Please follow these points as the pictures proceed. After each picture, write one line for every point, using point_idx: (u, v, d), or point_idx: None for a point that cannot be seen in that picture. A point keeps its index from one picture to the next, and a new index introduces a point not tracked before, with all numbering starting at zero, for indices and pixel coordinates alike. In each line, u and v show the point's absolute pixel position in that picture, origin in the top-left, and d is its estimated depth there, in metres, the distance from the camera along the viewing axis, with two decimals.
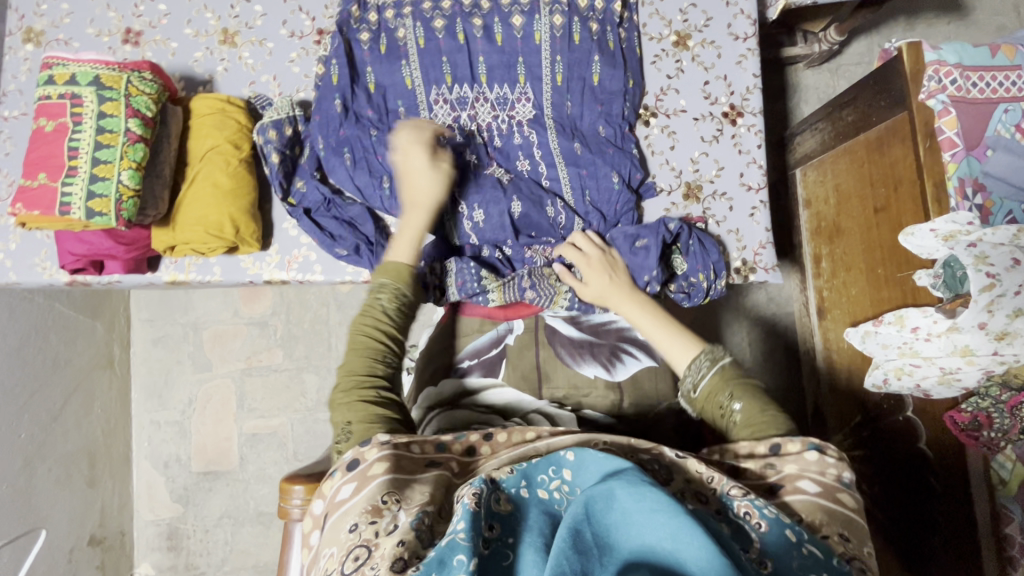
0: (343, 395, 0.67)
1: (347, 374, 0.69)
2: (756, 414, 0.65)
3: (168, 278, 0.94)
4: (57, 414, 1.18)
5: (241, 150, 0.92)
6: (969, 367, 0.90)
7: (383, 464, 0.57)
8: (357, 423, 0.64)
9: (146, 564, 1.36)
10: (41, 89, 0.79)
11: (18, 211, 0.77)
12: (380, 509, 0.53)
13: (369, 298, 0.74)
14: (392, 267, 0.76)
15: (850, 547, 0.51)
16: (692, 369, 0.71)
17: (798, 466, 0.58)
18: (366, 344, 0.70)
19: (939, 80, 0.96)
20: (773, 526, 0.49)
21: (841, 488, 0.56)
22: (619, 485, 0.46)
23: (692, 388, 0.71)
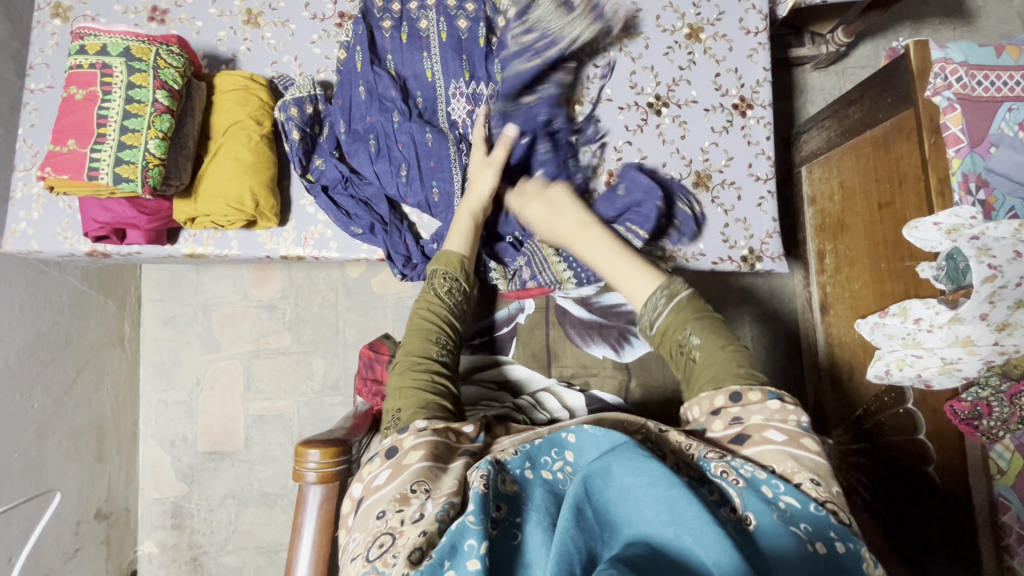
0: (397, 378, 0.70)
1: (403, 356, 0.73)
2: (715, 351, 0.64)
3: (186, 252, 0.97)
4: (68, 387, 1.21)
5: (263, 125, 0.95)
6: (969, 357, 0.92)
7: (418, 452, 0.58)
8: (406, 409, 0.65)
9: (150, 542, 1.37)
10: (73, 58, 0.83)
11: (47, 174, 0.81)
12: (408, 497, 0.54)
13: (427, 283, 0.80)
14: (450, 258, 0.82)
15: (823, 492, 0.50)
16: (652, 302, 0.69)
17: (763, 416, 0.58)
18: (424, 326, 0.75)
19: (945, 77, 0.98)
20: (750, 482, 0.51)
21: (803, 433, 0.56)
22: (615, 461, 0.47)
23: (651, 324, 0.69)
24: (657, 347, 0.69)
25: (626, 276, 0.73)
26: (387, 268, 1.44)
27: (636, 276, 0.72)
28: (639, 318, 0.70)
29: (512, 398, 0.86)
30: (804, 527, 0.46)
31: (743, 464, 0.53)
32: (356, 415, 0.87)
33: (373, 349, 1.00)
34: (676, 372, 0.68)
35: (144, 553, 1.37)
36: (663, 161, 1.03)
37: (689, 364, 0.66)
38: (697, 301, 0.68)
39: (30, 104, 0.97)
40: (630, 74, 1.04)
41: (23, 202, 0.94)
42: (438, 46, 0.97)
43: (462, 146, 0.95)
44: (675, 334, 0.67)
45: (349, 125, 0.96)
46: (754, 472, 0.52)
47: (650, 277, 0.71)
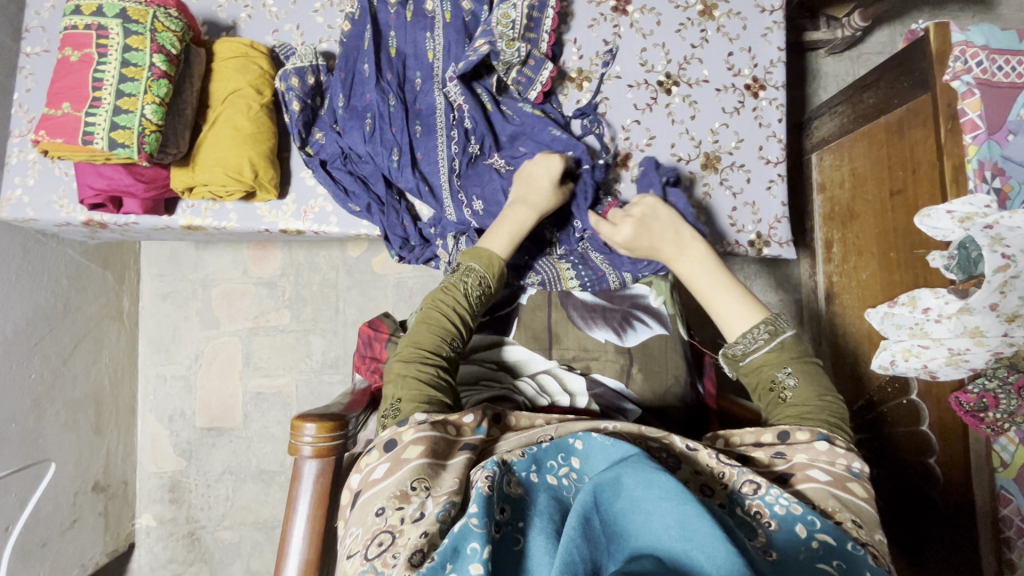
0: (401, 365, 0.70)
1: (411, 345, 0.72)
2: (807, 392, 0.68)
3: (184, 223, 0.96)
4: (66, 358, 1.20)
5: (263, 95, 0.93)
6: (978, 348, 0.90)
7: (418, 447, 0.57)
8: (406, 401, 0.65)
9: (148, 515, 1.38)
10: (67, 19, 0.81)
11: (42, 138, 0.79)
12: (408, 495, 0.53)
13: (458, 279, 0.77)
14: (490, 260, 0.79)
15: (863, 534, 0.52)
16: (749, 336, 0.73)
17: (808, 455, 0.61)
18: (441, 322, 0.74)
19: (964, 61, 0.95)
20: (784, 524, 0.50)
21: (850, 478, 0.58)
22: (626, 472, 0.46)
23: (743, 354, 0.73)
24: (744, 378, 0.74)
25: (728, 309, 0.76)
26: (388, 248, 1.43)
27: (737, 309, 0.76)
28: (729, 347, 0.74)
29: (513, 379, 0.85)
30: (838, 564, 0.46)
31: (777, 498, 0.52)
32: (354, 392, 0.87)
33: (372, 327, 0.99)
34: (759, 403, 0.72)
35: (141, 526, 1.37)
36: (671, 142, 1.00)
37: (775, 396, 0.70)
38: (798, 345, 0.72)
39: (26, 68, 0.95)
40: (641, 50, 1.02)
41: (19, 169, 0.92)
42: (443, 21, 0.95)
43: (455, 130, 0.92)
44: (768, 369, 0.71)
45: (352, 97, 0.94)
46: (788, 509, 0.51)
47: (753, 315, 0.75)
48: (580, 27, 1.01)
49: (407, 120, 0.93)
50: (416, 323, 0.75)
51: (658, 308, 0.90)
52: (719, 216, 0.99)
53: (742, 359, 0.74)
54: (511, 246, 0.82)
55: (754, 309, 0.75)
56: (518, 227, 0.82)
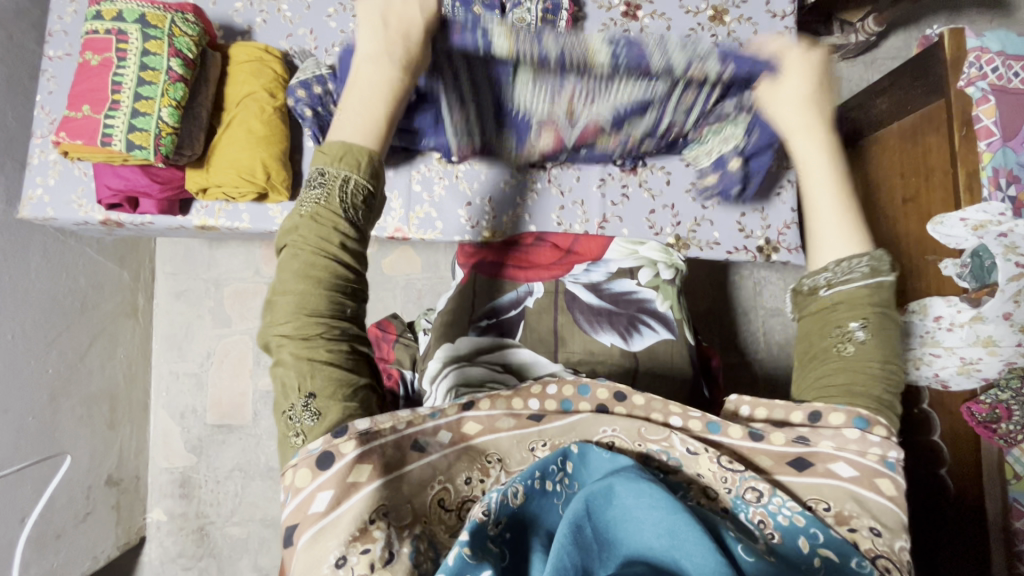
0: (294, 342, 0.52)
1: (301, 313, 0.52)
2: (871, 355, 0.58)
3: (198, 223, 0.97)
4: (82, 354, 1.23)
5: (277, 98, 0.94)
6: (991, 358, 0.90)
7: (367, 469, 0.47)
8: (325, 391, 0.51)
9: (159, 510, 1.40)
10: (88, 24, 0.83)
11: (62, 139, 0.82)
12: (368, 531, 0.44)
13: (327, 197, 0.55)
14: (360, 157, 0.57)
15: (879, 544, 0.47)
16: (845, 264, 0.64)
17: (834, 443, 0.53)
18: (329, 272, 0.54)
19: (980, 67, 0.94)
20: (787, 538, 0.47)
21: (880, 473, 0.51)
22: (618, 481, 0.45)
23: (827, 285, 0.64)
24: (811, 313, 0.65)
25: (831, 232, 0.67)
26: (398, 249, 1.44)
27: (839, 236, 0.66)
28: (811, 275, 0.66)
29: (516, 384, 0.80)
30: None
31: (780, 508, 0.48)
32: None
33: (381, 328, 1.03)
34: (812, 348, 0.63)
35: (152, 520, 1.40)
36: None
37: (835, 344, 0.61)
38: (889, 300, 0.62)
39: (49, 71, 0.97)
40: None
41: (40, 169, 0.95)
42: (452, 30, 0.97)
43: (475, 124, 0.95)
44: (844, 310, 0.61)
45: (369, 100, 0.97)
46: (791, 520, 0.48)
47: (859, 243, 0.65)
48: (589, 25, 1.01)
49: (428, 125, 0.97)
50: (288, 279, 0.53)
51: (664, 313, 0.89)
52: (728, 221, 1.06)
53: (824, 289, 0.64)
54: (377, 134, 0.59)
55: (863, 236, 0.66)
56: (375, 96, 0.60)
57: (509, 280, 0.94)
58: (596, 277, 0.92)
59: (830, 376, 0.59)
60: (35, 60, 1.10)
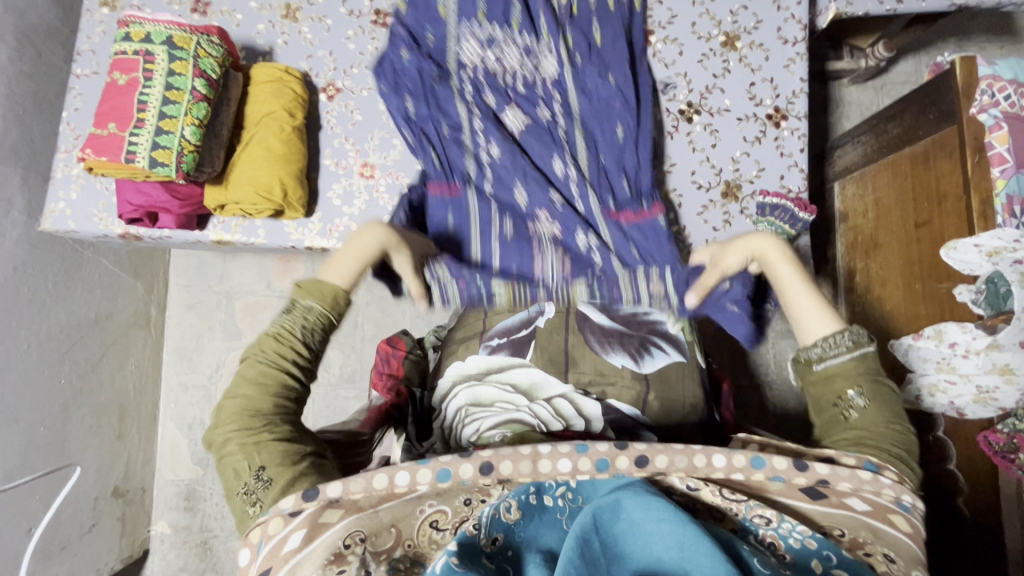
0: (242, 434, 0.59)
1: (252, 409, 0.61)
2: (875, 418, 0.63)
3: (215, 238, 0.98)
4: (94, 364, 1.24)
5: (296, 118, 0.96)
6: (1007, 388, 0.88)
7: (338, 511, 0.52)
8: (272, 472, 0.57)
9: (163, 523, 1.39)
10: (118, 45, 0.86)
11: (88, 156, 0.84)
12: (343, 555, 0.49)
13: (290, 322, 0.66)
14: (330, 292, 0.69)
15: (895, 568, 0.48)
16: (833, 339, 0.67)
17: (852, 484, 0.54)
18: (279, 378, 0.63)
19: (992, 94, 0.94)
20: (799, 558, 0.48)
21: (894, 509, 0.53)
22: (625, 495, 0.46)
23: (819, 359, 0.68)
24: (809, 388, 0.68)
25: (806, 313, 0.71)
26: None
27: (815, 316, 0.71)
28: (806, 349, 0.69)
29: (524, 402, 0.82)
30: None
31: (791, 530, 0.50)
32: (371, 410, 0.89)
33: (390, 344, 0.99)
34: (818, 417, 0.67)
35: (156, 533, 1.39)
36: (692, 169, 1.04)
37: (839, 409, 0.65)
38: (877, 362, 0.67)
39: (75, 88, 1.00)
40: (662, 81, 1.05)
41: (63, 183, 0.97)
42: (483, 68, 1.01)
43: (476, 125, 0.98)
44: (841, 381, 0.65)
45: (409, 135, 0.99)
46: (803, 543, 0.49)
47: (833, 320, 0.70)
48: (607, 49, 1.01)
49: (461, 153, 0.97)
50: (238, 385, 0.62)
51: (675, 334, 0.89)
52: None
53: (818, 363, 0.68)
54: (358, 269, 0.73)
55: (837, 318, 0.70)
56: (359, 251, 0.74)
57: (518, 299, 0.92)
58: (608, 299, 0.92)
59: (839, 440, 0.63)
60: (62, 77, 1.13)
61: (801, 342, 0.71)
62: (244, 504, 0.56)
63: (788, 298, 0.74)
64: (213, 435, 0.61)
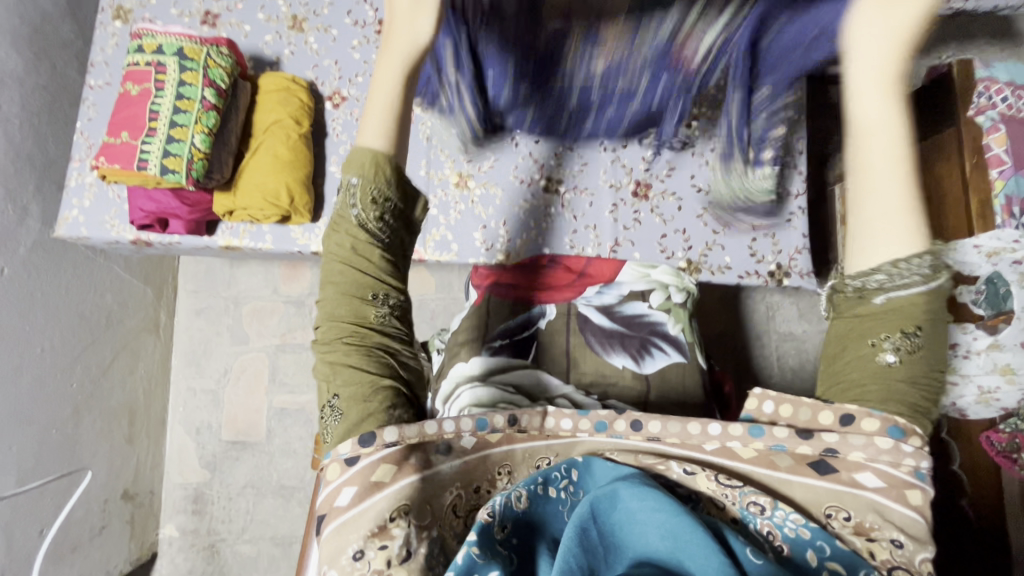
0: (325, 355, 0.54)
1: (328, 321, 0.54)
2: (911, 367, 0.54)
3: (223, 243, 1.00)
4: (105, 369, 1.26)
5: (302, 125, 0.99)
6: (1009, 387, 0.90)
7: (389, 469, 0.49)
8: (343, 402, 0.52)
9: (171, 526, 1.41)
10: (131, 57, 0.89)
11: (102, 164, 0.87)
12: (387, 528, 0.46)
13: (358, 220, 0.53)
14: (373, 162, 0.53)
15: (899, 556, 0.46)
16: (897, 265, 0.54)
17: (865, 454, 0.50)
18: (362, 293, 0.53)
19: (989, 97, 0.95)
20: (796, 551, 0.46)
21: (911, 484, 0.49)
22: (622, 486, 0.47)
23: (879, 288, 0.55)
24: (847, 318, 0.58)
25: (887, 219, 0.55)
26: (412, 269, 1.47)
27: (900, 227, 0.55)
28: (860, 277, 0.57)
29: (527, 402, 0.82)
30: None
31: (786, 520, 0.48)
32: None
33: None
34: (843, 353, 0.57)
35: (165, 536, 1.40)
36: (692, 173, 1.07)
37: (874, 352, 0.55)
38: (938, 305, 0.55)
39: (89, 98, 1.03)
40: None
41: (77, 190, 1.00)
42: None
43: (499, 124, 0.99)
44: (894, 318, 0.54)
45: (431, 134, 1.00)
46: (797, 533, 0.47)
47: (920, 238, 0.54)
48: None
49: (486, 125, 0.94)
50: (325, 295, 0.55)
51: (677, 336, 0.89)
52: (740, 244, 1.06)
53: (876, 297, 0.56)
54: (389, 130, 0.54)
55: (921, 241, 0.54)
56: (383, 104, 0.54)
57: (522, 301, 0.95)
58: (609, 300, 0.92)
59: (858, 385, 0.54)
60: (76, 88, 1.16)
61: (863, 260, 0.57)
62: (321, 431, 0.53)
63: (870, 206, 0.56)
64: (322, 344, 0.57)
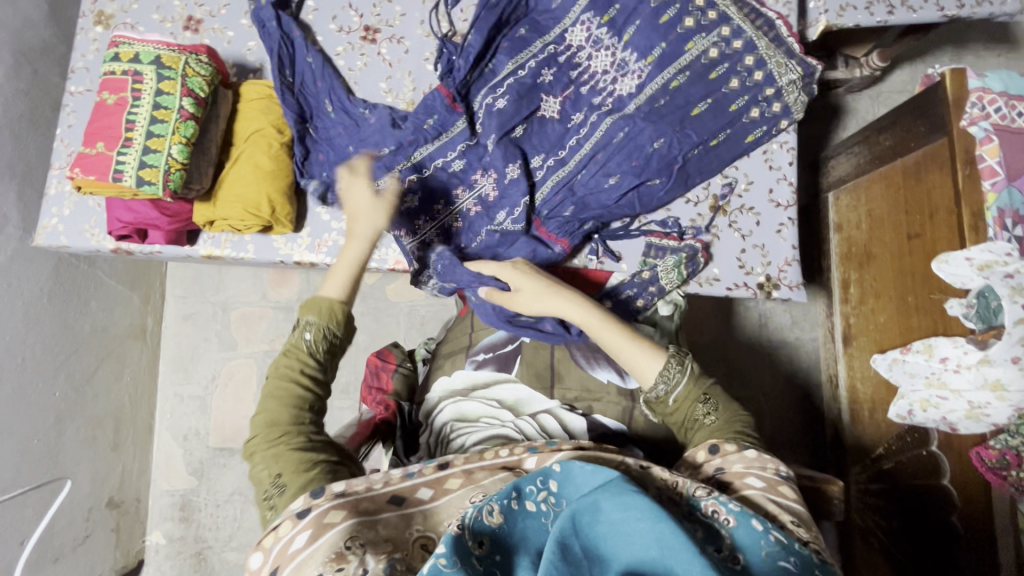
0: (265, 445, 0.62)
1: (269, 426, 0.62)
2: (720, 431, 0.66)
3: (205, 253, 1.00)
4: (89, 376, 1.25)
5: (285, 134, 0.98)
6: (999, 404, 0.85)
7: (339, 511, 0.54)
8: (289, 477, 0.59)
9: (158, 533, 1.40)
10: (107, 65, 0.87)
11: (76, 175, 0.85)
12: (344, 555, 0.51)
13: (297, 339, 0.66)
14: (328, 306, 0.67)
15: (807, 533, 0.51)
16: (664, 375, 0.69)
17: (743, 464, 0.60)
18: (295, 391, 0.64)
19: (981, 107, 0.95)
20: (740, 519, 0.49)
21: (781, 481, 0.57)
22: (603, 496, 0.46)
23: (667, 395, 0.68)
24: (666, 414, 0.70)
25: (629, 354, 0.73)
26: (402, 275, 1.46)
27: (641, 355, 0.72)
28: (652, 391, 0.69)
29: (511, 418, 0.81)
30: (795, 562, 0.46)
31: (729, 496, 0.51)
32: (360, 424, 0.90)
33: (381, 357, 1.00)
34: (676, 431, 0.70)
35: (151, 543, 1.40)
36: None
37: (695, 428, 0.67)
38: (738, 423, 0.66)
39: (69, 105, 1.01)
40: None
41: (56, 199, 0.98)
42: (540, 41, 1.02)
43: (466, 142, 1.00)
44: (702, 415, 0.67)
45: (453, 81, 0.99)
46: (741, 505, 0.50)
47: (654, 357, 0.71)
48: (641, 18, 1.01)
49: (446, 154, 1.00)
50: (264, 398, 0.64)
51: None
52: (729, 256, 1.02)
53: (669, 400, 0.69)
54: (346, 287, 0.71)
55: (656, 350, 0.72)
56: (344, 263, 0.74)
57: None
58: None
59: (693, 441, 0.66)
60: (58, 93, 1.15)
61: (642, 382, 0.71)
62: (266, 507, 0.59)
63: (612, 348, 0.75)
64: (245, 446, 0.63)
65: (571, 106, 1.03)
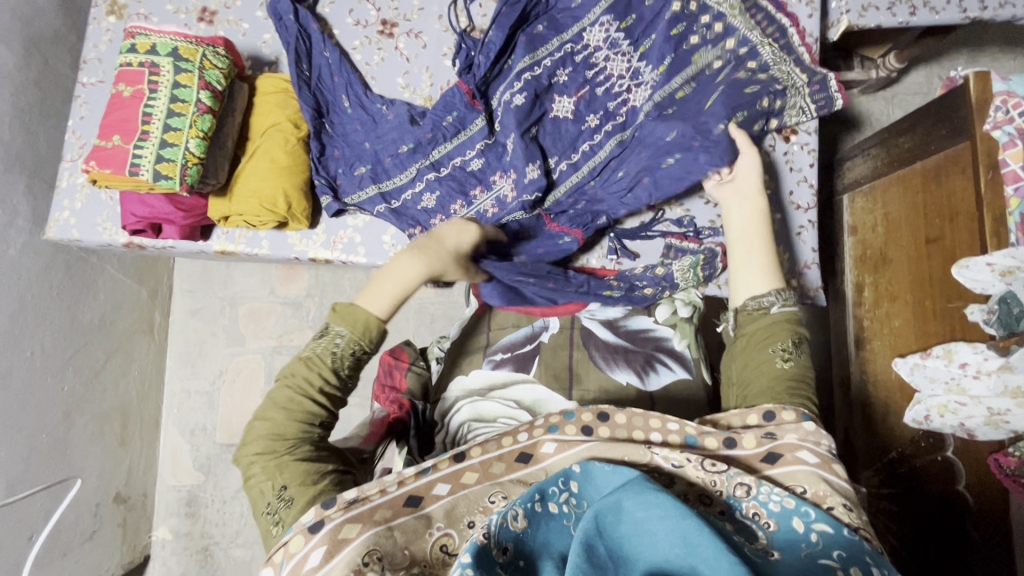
0: (267, 457, 0.61)
1: (275, 437, 0.62)
2: (796, 368, 0.66)
3: (218, 248, 0.99)
4: (98, 371, 1.24)
5: (301, 129, 0.97)
6: (1019, 410, 0.85)
7: (355, 525, 0.53)
8: (294, 492, 0.59)
9: (164, 529, 1.39)
10: (123, 56, 0.86)
11: (91, 168, 0.84)
12: (362, 572, 0.50)
13: (322, 349, 0.65)
14: (363, 320, 0.66)
15: (855, 517, 0.51)
16: (782, 295, 0.72)
17: (797, 435, 0.58)
18: (306, 403, 0.63)
19: (1006, 111, 0.91)
20: (781, 522, 0.50)
21: (836, 460, 0.56)
22: (625, 496, 0.45)
23: (772, 308, 0.71)
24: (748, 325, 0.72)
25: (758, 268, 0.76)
26: None
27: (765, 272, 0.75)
28: (757, 298, 0.72)
29: (528, 418, 0.80)
30: (839, 554, 0.45)
31: (770, 494, 0.51)
32: (372, 421, 0.90)
33: (393, 356, 0.98)
34: (748, 344, 0.71)
35: (157, 539, 1.39)
36: None
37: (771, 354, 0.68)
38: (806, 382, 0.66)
39: (81, 97, 1.00)
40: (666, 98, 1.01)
41: (68, 192, 0.97)
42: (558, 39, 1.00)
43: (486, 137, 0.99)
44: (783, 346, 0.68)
45: (472, 78, 0.98)
46: (782, 505, 0.51)
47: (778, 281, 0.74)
48: (657, 31, 0.98)
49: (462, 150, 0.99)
50: (273, 406, 0.63)
51: (681, 352, 0.87)
52: None
53: (773, 309, 0.71)
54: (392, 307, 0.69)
55: (778, 277, 0.75)
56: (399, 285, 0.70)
57: (524, 314, 0.93)
58: (613, 314, 0.90)
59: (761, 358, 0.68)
60: (69, 84, 1.13)
61: (750, 292, 0.74)
62: (269, 523, 0.58)
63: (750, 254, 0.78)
64: (241, 456, 0.63)
65: (585, 107, 1.00)
